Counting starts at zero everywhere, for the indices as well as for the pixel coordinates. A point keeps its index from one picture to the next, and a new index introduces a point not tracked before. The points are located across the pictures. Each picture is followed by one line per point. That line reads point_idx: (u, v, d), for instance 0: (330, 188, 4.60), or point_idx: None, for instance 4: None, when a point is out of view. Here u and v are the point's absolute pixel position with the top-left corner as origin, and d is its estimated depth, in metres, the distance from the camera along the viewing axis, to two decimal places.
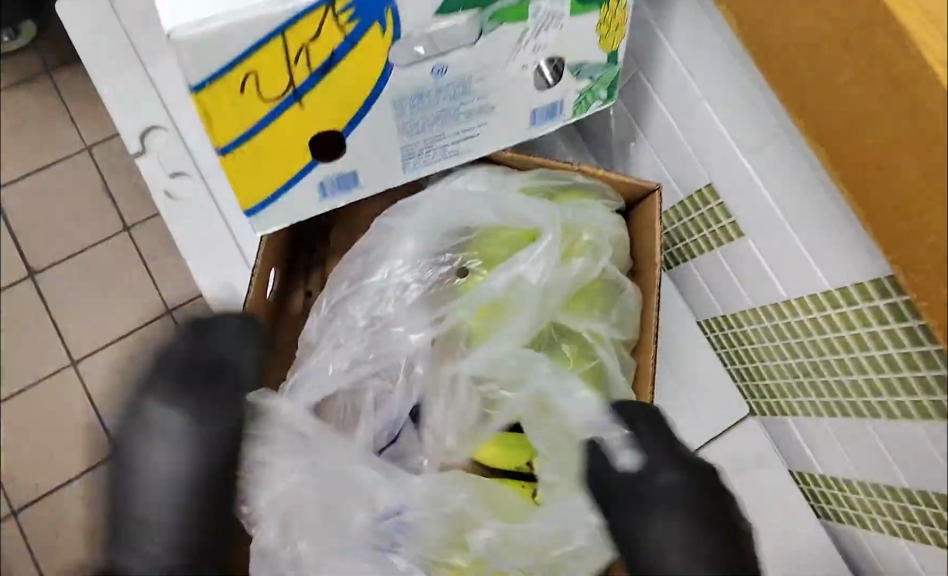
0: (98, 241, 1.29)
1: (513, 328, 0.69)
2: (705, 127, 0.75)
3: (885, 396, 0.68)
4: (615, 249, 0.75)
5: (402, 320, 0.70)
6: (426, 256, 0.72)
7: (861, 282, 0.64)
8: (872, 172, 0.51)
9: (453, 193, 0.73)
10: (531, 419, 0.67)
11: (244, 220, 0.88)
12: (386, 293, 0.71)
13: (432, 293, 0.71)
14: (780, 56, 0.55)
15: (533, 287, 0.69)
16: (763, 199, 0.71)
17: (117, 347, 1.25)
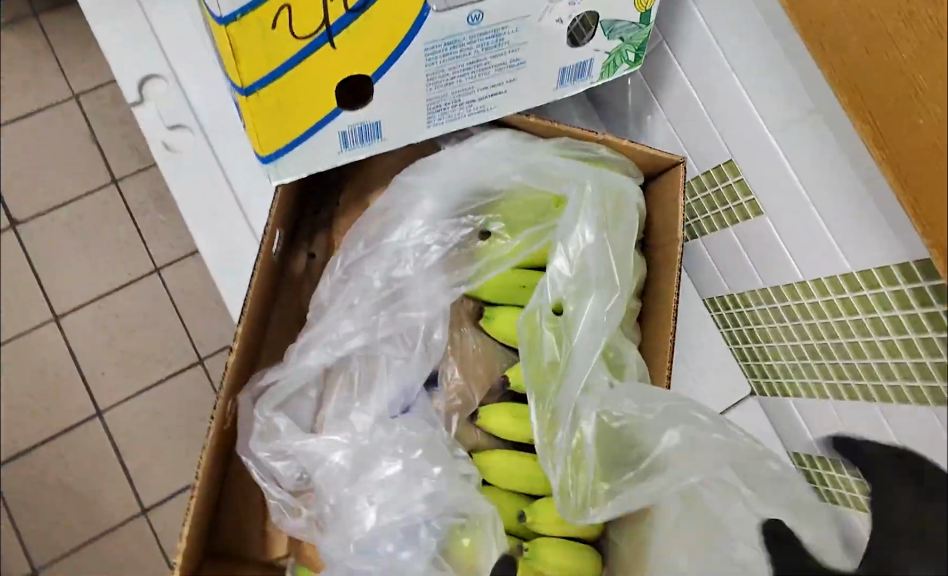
0: (85, 193, 1.25)
1: (591, 315, 0.71)
2: (732, 101, 0.73)
3: (899, 381, 0.66)
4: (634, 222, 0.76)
5: (418, 284, 0.73)
6: (442, 214, 0.74)
7: (886, 265, 0.63)
8: (921, 147, 0.49)
9: (476, 154, 0.73)
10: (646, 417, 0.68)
11: (248, 176, 0.85)
12: (403, 255, 0.73)
13: (450, 254, 0.74)
14: (836, 22, 0.53)
15: (593, 258, 0.72)
16: (789, 178, 0.70)
17: (101, 303, 1.22)
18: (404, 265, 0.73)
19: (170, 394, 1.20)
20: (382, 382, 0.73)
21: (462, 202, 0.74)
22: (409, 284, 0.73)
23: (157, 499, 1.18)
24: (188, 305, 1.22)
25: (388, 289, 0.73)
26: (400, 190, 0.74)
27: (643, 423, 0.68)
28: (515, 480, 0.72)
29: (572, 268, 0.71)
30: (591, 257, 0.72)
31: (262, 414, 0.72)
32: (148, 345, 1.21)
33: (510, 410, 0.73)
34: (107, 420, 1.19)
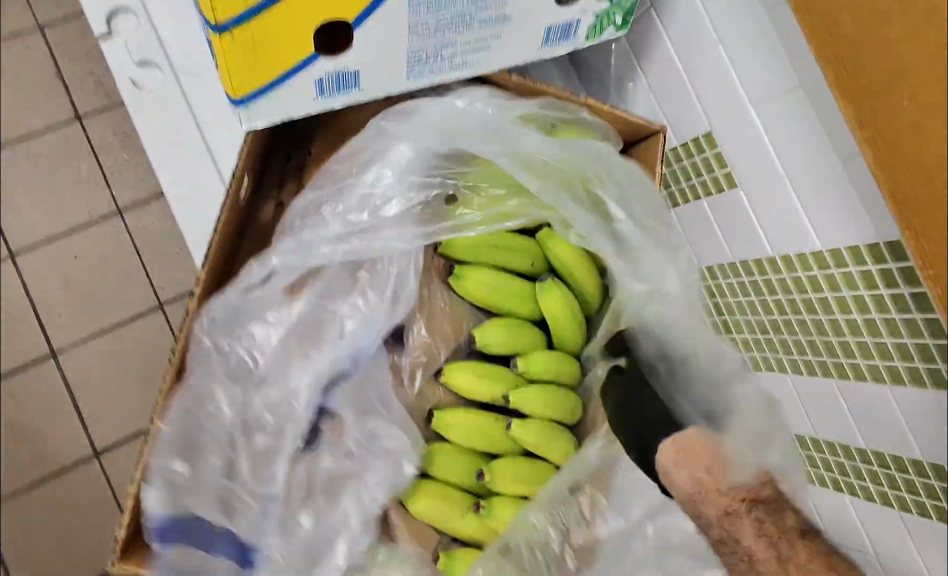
0: (47, 128, 1.19)
1: (570, 212, 0.71)
2: (714, 71, 0.72)
3: (859, 358, 0.68)
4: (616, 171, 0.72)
5: (387, 231, 0.72)
6: (416, 168, 0.73)
7: (856, 245, 0.64)
8: (908, 130, 0.50)
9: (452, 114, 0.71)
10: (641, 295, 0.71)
11: (220, 119, 0.83)
12: (374, 203, 0.72)
13: (421, 207, 0.73)
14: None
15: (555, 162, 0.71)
16: (766, 152, 0.70)
17: (60, 243, 1.18)
18: (376, 210, 0.72)
19: (128, 338, 1.17)
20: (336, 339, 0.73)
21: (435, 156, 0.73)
22: (384, 224, 0.72)
23: (110, 442, 1.16)
24: (150, 250, 1.18)
25: (361, 234, 0.72)
26: (371, 140, 0.72)
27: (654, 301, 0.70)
28: (474, 437, 0.73)
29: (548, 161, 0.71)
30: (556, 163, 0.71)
31: (210, 337, 0.71)
32: (106, 288, 1.18)
33: (474, 370, 0.73)
34: (62, 360, 1.17)
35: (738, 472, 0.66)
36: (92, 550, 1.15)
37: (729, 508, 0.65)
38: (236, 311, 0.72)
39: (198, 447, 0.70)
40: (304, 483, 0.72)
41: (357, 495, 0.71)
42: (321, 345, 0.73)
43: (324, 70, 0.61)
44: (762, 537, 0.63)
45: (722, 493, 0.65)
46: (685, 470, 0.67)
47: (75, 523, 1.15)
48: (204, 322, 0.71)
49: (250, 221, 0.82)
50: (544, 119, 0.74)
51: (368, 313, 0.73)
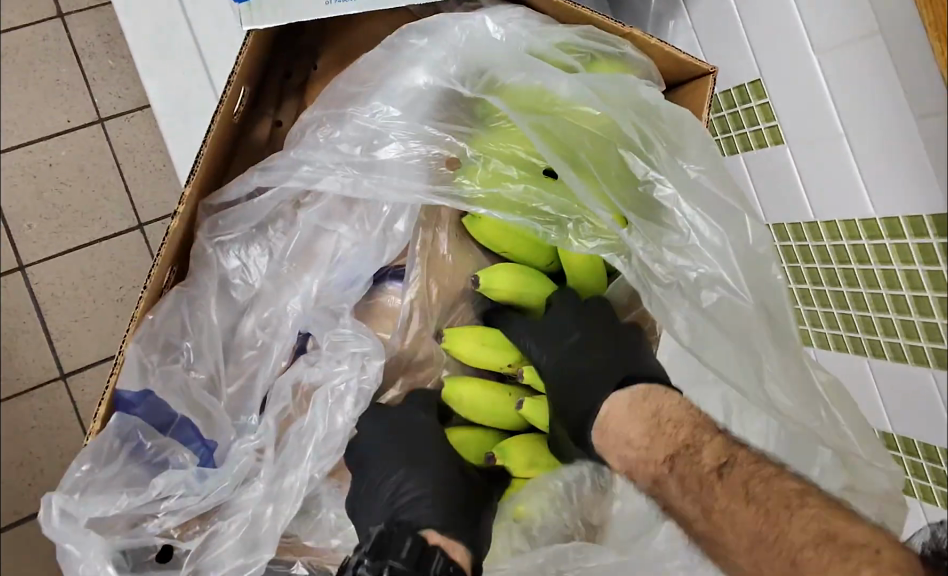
0: (25, 24, 1.08)
1: (592, 166, 0.65)
2: (776, 9, 0.65)
3: (899, 338, 0.61)
4: (654, 131, 0.62)
5: (391, 174, 0.64)
6: (419, 114, 0.64)
7: (917, 216, 0.57)
8: None
9: (470, 40, 0.63)
10: (659, 255, 0.63)
11: (217, 23, 0.75)
12: (374, 143, 0.64)
13: (421, 155, 0.65)
14: None
15: (595, 104, 0.62)
16: (824, 105, 0.63)
17: (34, 149, 1.09)
18: (369, 148, 0.64)
19: (102, 257, 1.09)
20: (321, 267, 0.66)
21: (446, 93, 0.65)
22: (380, 167, 0.64)
23: (77, 366, 1.10)
24: (132, 165, 1.10)
25: (352, 168, 0.63)
26: (384, 55, 0.64)
27: (679, 270, 0.63)
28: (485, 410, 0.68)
29: (592, 99, 0.62)
30: (595, 103, 0.62)
31: (211, 243, 0.66)
32: (81, 202, 1.09)
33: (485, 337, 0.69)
34: (30, 275, 1.09)
35: (665, 419, 0.58)
36: (55, 475, 1.10)
37: (656, 474, 0.58)
38: (245, 218, 0.66)
39: (179, 349, 0.64)
40: (273, 396, 0.64)
41: (329, 407, 0.63)
42: (311, 270, 0.66)
43: None
44: (688, 497, 0.55)
45: (648, 459, 0.58)
46: (615, 446, 0.60)
47: (36, 446, 1.10)
48: (207, 232, 0.66)
49: (243, 139, 0.74)
50: (583, 52, 0.67)
51: (363, 239, 0.66)
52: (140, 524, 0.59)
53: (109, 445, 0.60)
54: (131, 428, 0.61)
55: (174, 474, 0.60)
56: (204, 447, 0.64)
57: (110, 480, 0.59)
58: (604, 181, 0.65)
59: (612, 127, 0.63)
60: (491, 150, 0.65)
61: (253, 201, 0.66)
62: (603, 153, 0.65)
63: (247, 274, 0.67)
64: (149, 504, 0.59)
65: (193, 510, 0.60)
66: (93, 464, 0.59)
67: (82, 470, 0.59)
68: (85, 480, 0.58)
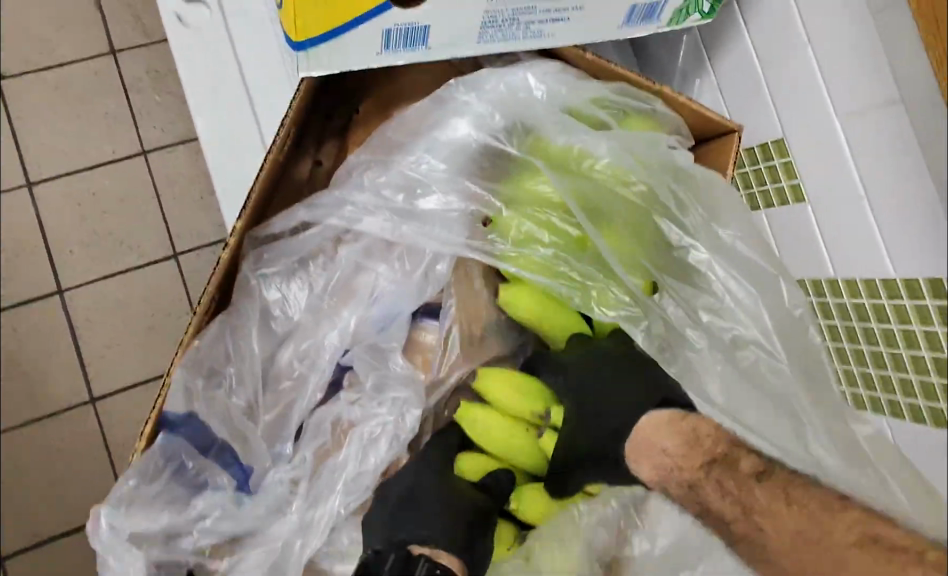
0: (78, 59, 1.12)
1: (624, 231, 0.66)
2: (799, 75, 0.68)
3: (919, 399, 0.62)
4: (689, 192, 0.66)
5: (432, 223, 0.66)
6: (458, 165, 0.67)
7: (937, 278, 0.59)
8: None
9: (508, 92, 0.67)
10: (690, 317, 0.65)
11: (263, 69, 0.79)
12: (417, 191, 0.67)
13: (460, 209, 0.67)
14: None
15: (626, 162, 0.67)
16: (845, 166, 0.66)
17: (79, 178, 1.13)
18: (411, 197, 0.67)
19: (139, 285, 1.13)
20: (360, 304, 0.68)
21: (482, 147, 0.67)
22: (419, 217, 0.67)
23: (108, 390, 1.13)
24: (171, 197, 1.13)
25: (392, 213, 0.67)
26: (429, 108, 0.69)
27: (710, 334, 0.64)
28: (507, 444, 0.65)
29: (626, 156, 0.66)
30: (628, 163, 0.67)
31: (257, 275, 0.69)
32: (121, 232, 1.13)
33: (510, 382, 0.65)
34: (67, 301, 1.13)
35: (704, 432, 0.61)
36: (82, 499, 1.12)
37: (692, 479, 0.60)
38: (287, 252, 0.70)
39: (223, 374, 0.67)
40: (312, 430, 0.66)
41: (364, 445, 0.64)
42: (350, 305, 0.69)
43: (393, 22, 0.57)
44: (727, 500, 0.59)
45: (683, 465, 0.60)
46: (646, 461, 0.62)
47: (64, 469, 1.12)
48: (251, 264, 0.69)
49: (287, 178, 0.77)
50: (617, 107, 0.70)
51: (401, 279, 0.68)
52: (175, 541, 0.63)
53: (154, 465, 0.64)
54: (174, 450, 0.64)
55: (215, 497, 0.64)
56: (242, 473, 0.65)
57: (152, 495, 0.63)
58: (638, 247, 0.66)
59: (653, 194, 0.67)
60: (524, 210, 0.67)
61: (297, 237, 0.70)
62: (635, 220, 0.67)
63: (287, 306, 0.70)
64: (187, 522, 0.63)
65: (224, 532, 0.64)
66: (139, 480, 0.63)
67: (128, 485, 0.63)
68: (130, 494, 0.63)
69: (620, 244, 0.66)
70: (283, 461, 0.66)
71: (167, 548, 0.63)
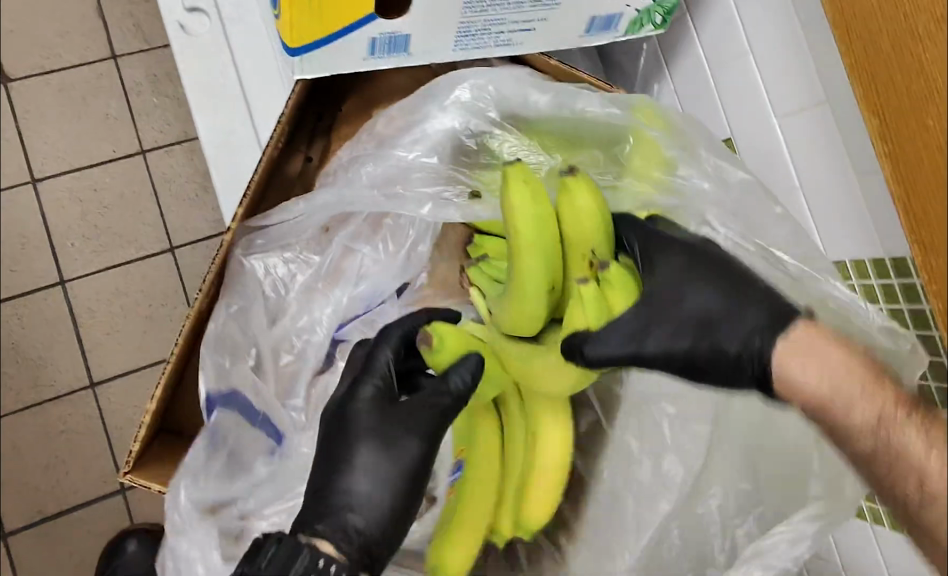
0: (81, 64, 1.19)
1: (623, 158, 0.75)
2: (742, 81, 0.76)
3: None
4: (673, 128, 0.72)
5: (417, 199, 0.72)
6: (443, 155, 0.75)
7: (860, 260, 0.67)
8: (930, 162, 0.54)
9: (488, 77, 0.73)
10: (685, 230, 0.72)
11: (259, 73, 0.87)
12: (404, 175, 0.74)
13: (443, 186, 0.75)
14: (871, 44, 0.58)
15: (609, 112, 0.73)
16: (783, 162, 0.73)
17: (82, 175, 1.19)
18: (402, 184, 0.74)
19: (136, 277, 1.19)
20: (348, 284, 0.76)
21: (458, 142, 0.76)
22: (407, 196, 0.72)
23: (107, 376, 1.19)
24: (168, 194, 1.20)
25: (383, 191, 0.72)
26: (418, 103, 0.76)
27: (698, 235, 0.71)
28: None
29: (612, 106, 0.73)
30: (609, 114, 0.73)
31: (250, 258, 0.75)
32: (121, 226, 1.19)
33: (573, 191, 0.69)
34: (69, 291, 1.19)
35: (887, 376, 0.52)
36: (80, 480, 1.18)
37: (884, 413, 0.50)
38: (279, 239, 0.76)
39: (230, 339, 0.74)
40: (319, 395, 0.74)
41: None
42: (341, 285, 0.76)
43: (378, 31, 0.64)
44: (923, 433, 0.49)
45: (875, 389, 0.51)
46: (837, 357, 0.52)
47: (64, 451, 1.18)
48: (241, 248, 0.75)
49: (280, 172, 0.84)
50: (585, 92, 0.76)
51: (384, 261, 0.77)
52: (225, 511, 0.70)
53: (213, 440, 0.70)
54: (221, 432, 0.71)
55: (266, 462, 0.73)
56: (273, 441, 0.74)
57: (208, 466, 0.70)
58: (648, 178, 0.73)
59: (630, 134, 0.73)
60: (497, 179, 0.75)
61: (286, 223, 0.75)
62: (647, 159, 0.73)
63: (274, 283, 0.76)
64: (236, 492, 0.71)
65: (259, 498, 0.72)
66: (203, 458, 0.69)
67: (194, 459, 0.69)
68: (195, 467, 0.69)
69: (637, 180, 0.73)
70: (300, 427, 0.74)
71: (221, 516, 0.69)
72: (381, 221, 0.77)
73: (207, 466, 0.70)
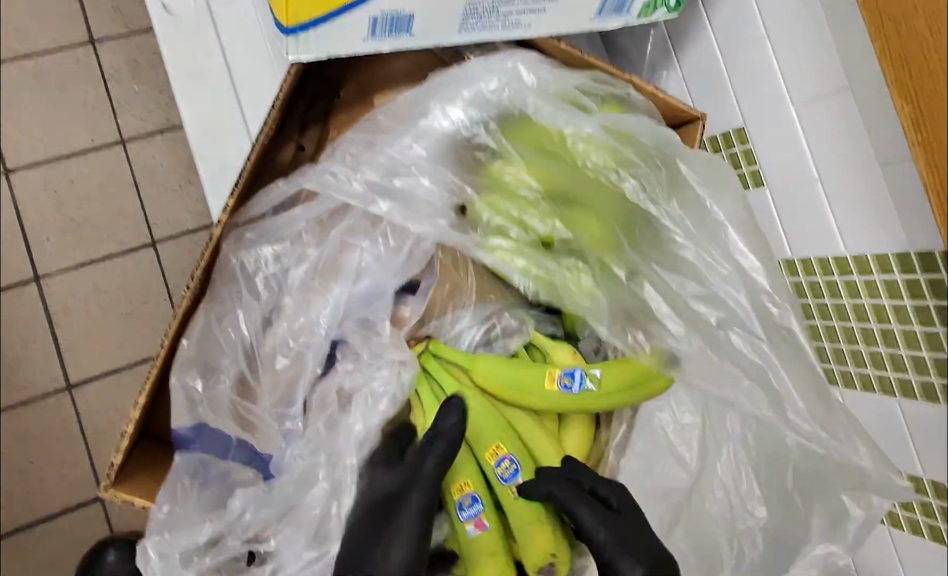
0: (58, 48, 1.14)
1: (611, 211, 0.71)
2: (757, 67, 0.73)
3: (887, 371, 0.65)
4: (657, 158, 0.70)
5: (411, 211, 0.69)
6: (442, 157, 0.70)
7: (882, 253, 0.64)
8: None
9: (486, 67, 0.70)
10: (662, 292, 0.70)
11: (248, 57, 0.82)
12: (398, 171, 0.70)
13: (440, 195, 0.70)
14: (903, 26, 0.55)
15: (593, 137, 0.70)
16: (801, 152, 0.70)
17: (58, 166, 1.14)
18: (394, 176, 0.70)
19: (115, 273, 1.14)
20: (346, 280, 0.70)
21: (463, 135, 0.71)
22: (400, 196, 0.69)
23: (85, 377, 1.14)
24: (150, 185, 1.15)
25: (379, 193, 0.69)
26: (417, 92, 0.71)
27: (662, 291, 0.70)
28: (486, 415, 0.69)
29: (595, 127, 0.70)
30: (595, 142, 0.70)
31: (240, 255, 0.72)
32: (99, 219, 1.14)
33: (520, 518, 0.66)
34: (44, 287, 1.14)
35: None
36: (56, 486, 1.13)
37: None
38: (271, 233, 0.73)
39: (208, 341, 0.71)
40: (318, 406, 0.69)
41: (369, 408, 0.67)
42: (339, 282, 0.70)
43: (381, 9, 0.60)
44: None
45: None
46: None
47: (38, 456, 1.13)
48: (232, 242, 0.72)
49: (270, 161, 0.81)
50: (594, 94, 0.73)
51: (384, 255, 0.71)
52: (222, 541, 0.67)
53: (181, 484, 0.69)
54: (196, 462, 0.70)
55: (247, 492, 0.68)
56: (261, 462, 0.71)
57: (196, 498, 0.69)
58: (631, 238, 0.70)
59: (643, 187, 0.70)
60: (500, 203, 0.71)
61: (279, 220, 0.73)
62: (627, 215, 0.70)
63: (264, 283, 0.72)
64: (227, 524, 0.67)
65: (252, 522, 0.67)
66: (173, 504, 0.68)
67: (164, 511, 0.68)
68: (170, 519, 0.67)
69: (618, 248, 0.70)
70: (296, 437, 0.69)
71: (216, 552, 0.67)
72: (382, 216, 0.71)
73: (184, 492, 0.69)
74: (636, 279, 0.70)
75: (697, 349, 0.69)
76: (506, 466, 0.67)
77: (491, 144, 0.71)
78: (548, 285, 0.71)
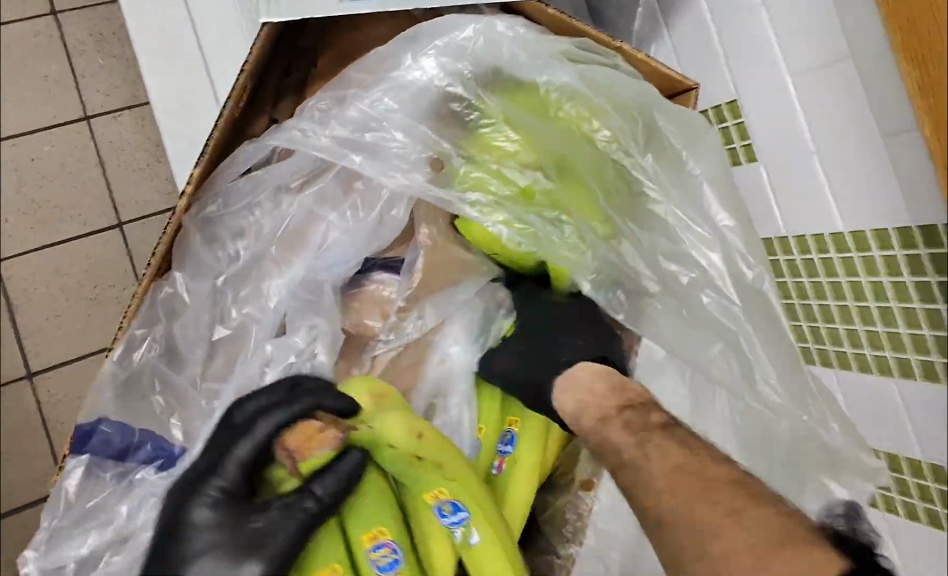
0: (18, 19, 1.08)
1: (587, 167, 0.68)
2: (752, 33, 0.70)
3: (886, 351, 0.63)
4: (636, 111, 0.67)
5: (383, 168, 0.66)
6: (419, 109, 0.67)
7: (882, 228, 0.61)
8: None
9: (460, 19, 0.66)
10: (642, 242, 0.68)
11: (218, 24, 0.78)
12: (369, 125, 0.67)
13: (415, 149, 0.67)
14: None
15: (566, 88, 0.67)
16: (792, 119, 0.68)
17: (17, 143, 1.09)
18: (366, 133, 0.67)
19: (78, 255, 1.09)
20: (308, 255, 0.69)
21: (438, 91, 0.67)
22: (373, 151, 0.67)
23: (47, 365, 1.09)
24: (116, 163, 1.10)
25: (352, 148, 0.66)
26: (389, 44, 0.68)
27: (649, 238, 0.68)
28: (377, 500, 0.62)
29: (571, 74, 0.67)
30: (568, 94, 0.67)
31: (207, 231, 0.69)
32: (62, 200, 1.09)
33: None
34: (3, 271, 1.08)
35: None
36: (16, 481, 1.08)
37: None
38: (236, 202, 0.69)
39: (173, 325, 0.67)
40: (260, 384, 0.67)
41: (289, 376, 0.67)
42: (300, 255, 0.69)
43: None
44: None
45: None
46: None
47: None
48: (195, 214, 0.68)
49: (241, 134, 0.75)
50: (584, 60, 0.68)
51: (352, 226, 0.70)
52: (123, 542, 0.63)
53: (69, 491, 0.63)
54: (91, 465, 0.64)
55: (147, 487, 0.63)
56: (168, 455, 0.65)
57: (88, 503, 0.63)
58: (609, 192, 0.68)
59: (617, 138, 0.68)
60: (477, 157, 0.67)
61: (241, 187, 0.69)
62: (603, 170, 0.68)
63: (227, 257, 0.69)
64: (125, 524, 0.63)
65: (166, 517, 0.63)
66: (62, 516, 0.63)
67: (52, 523, 0.63)
68: (57, 530, 0.63)
69: (591, 199, 0.68)
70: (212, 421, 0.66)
71: (119, 551, 0.63)
72: (353, 183, 0.71)
73: (80, 498, 0.63)
74: (617, 236, 0.68)
75: (672, 311, 0.67)
76: (385, 552, 0.60)
77: (465, 99, 0.68)
78: (529, 245, 0.67)
